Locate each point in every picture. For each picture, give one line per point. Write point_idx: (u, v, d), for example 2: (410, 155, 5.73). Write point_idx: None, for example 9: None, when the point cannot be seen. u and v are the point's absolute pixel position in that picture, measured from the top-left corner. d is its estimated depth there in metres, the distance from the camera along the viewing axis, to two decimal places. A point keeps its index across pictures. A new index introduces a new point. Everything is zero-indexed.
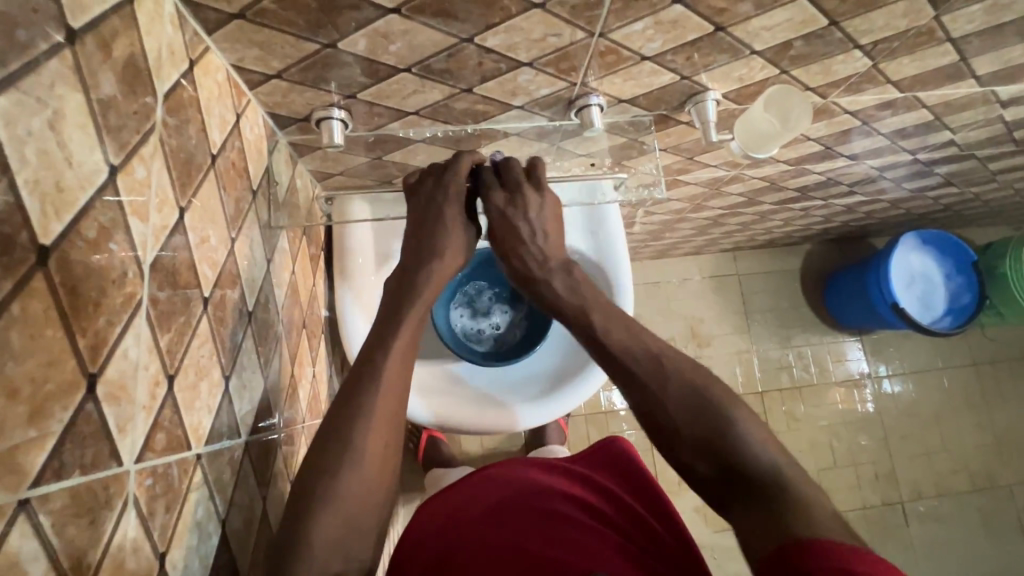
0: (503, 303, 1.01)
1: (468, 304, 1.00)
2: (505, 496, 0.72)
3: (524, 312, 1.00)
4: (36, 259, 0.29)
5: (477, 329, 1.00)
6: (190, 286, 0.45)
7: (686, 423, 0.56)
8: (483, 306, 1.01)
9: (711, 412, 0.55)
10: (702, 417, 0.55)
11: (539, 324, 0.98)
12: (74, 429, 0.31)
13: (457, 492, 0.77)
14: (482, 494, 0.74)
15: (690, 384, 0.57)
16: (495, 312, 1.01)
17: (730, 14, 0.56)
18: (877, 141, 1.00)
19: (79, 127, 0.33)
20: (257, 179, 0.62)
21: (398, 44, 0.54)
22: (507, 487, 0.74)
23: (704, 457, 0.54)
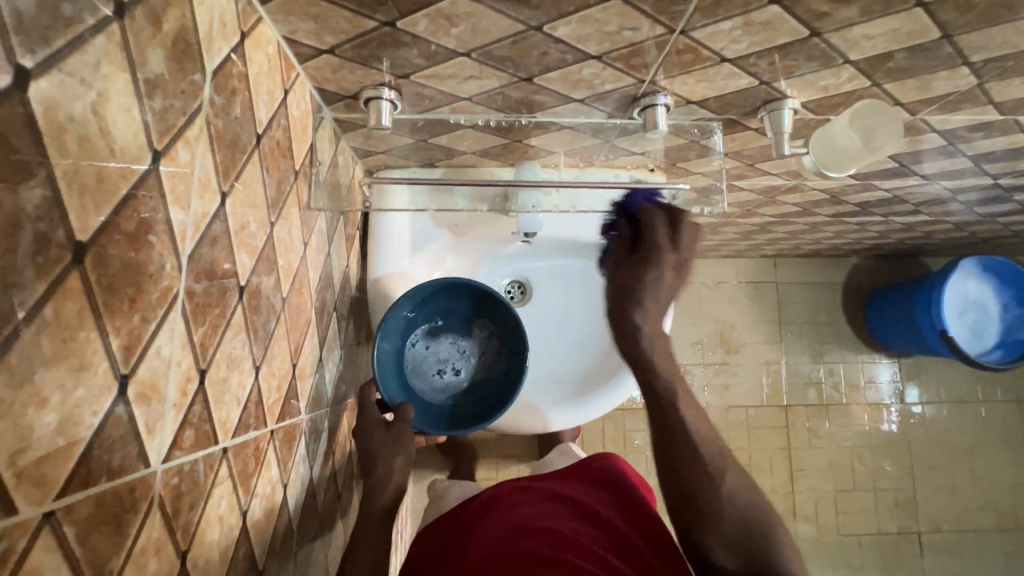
0: (471, 342, 0.96)
1: (433, 338, 0.94)
2: (492, 543, 0.65)
3: (497, 360, 0.95)
4: (72, 257, 0.27)
5: (436, 367, 0.94)
6: (227, 276, 0.43)
7: (720, 507, 0.56)
8: (449, 344, 0.95)
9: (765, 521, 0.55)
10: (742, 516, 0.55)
11: (513, 371, 0.92)
12: (103, 434, 0.29)
13: (444, 553, 0.69)
14: (471, 546, 0.66)
15: (740, 484, 0.57)
16: (461, 349, 0.95)
17: (831, 19, 0.50)
18: (958, 163, 0.92)
19: (124, 110, 0.30)
20: (301, 158, 0.60)
21: (460, 28, 0.50)
22: (494, 532, 0.67)
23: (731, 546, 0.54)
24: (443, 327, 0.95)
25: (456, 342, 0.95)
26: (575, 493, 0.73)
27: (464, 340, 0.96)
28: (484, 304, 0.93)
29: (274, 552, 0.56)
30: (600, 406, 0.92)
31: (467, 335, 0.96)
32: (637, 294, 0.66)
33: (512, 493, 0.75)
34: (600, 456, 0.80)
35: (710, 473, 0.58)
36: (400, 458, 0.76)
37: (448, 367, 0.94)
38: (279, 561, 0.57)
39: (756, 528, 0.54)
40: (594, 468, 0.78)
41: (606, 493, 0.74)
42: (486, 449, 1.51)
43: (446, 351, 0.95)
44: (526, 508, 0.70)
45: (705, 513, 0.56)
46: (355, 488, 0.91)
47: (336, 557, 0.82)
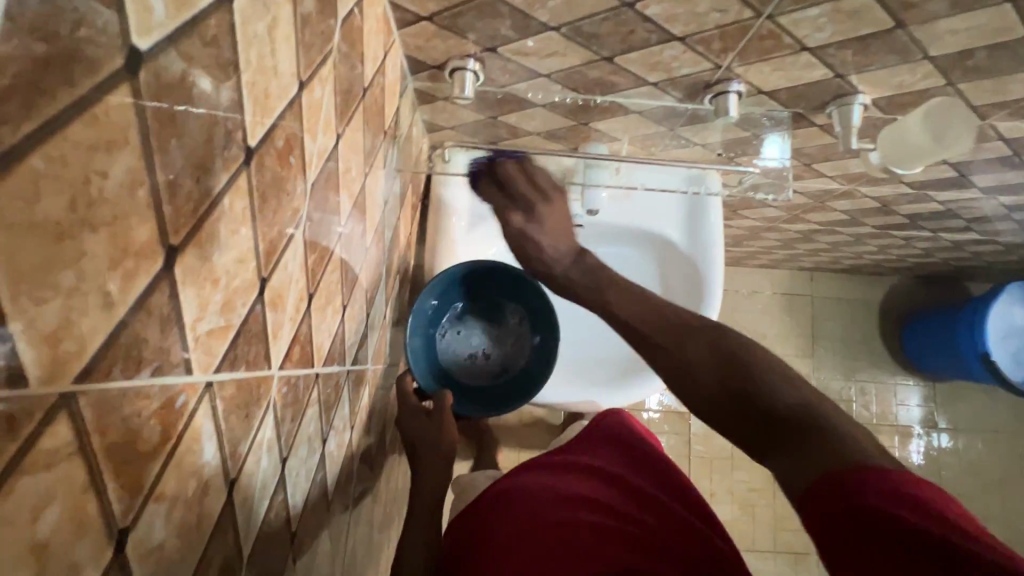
0: (502, 327, 0.97)
1: (463, 325, 0.95)
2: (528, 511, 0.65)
3: (527, 345, 0.96)
4: (243, 159, 0.30)
5: (469, 354, 0.95)
6: (333, 212, 0.46)
7: (695, 370, 0.46)
8: (479, 331, 0.96)
9: (740, 352, 0.44)
10: (723, 365, 0.44)
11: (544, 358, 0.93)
12: (247, 325, 0.32)
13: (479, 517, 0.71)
14: (504, 509, 0.68)
15: (708, 336, 0.47)
16: (492, 333, 0.96)
17: (919, 11, 0.52)
18: (1018, 177, 0.92)
19: (286, 39, 0.33)
20: (389, 120, 0.63)
21: (558, 1, 0.53)
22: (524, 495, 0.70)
23: (725, 403, 0.43)
24: (471, 314, 0.95)
25: (487, 328, 0.96)
26: (594, 461, 0.76)
27: (494, 326, 0.96)
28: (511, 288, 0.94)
29: (338, 488, 0.59)
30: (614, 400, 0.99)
31: (497, 319, 0.97)
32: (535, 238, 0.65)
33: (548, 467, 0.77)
34: (609, 422, 0.85)
35: (672, 350, 0.48)
36: (444, 442, 0.82)
37: (481, 352, 0.95)
38: (339, 498, 0.60)
39: (742, 368, 0.43)
40: (619, 437, 0.81)
41: (617, 451, 0.79)
42: (512, 437, 1.53)
43: (477, 337, 0.95)
44: (551, 476, 0.74)
45: (692, 388, 0.45)
46: (397, 447, 0.96)
47: (379, 514, 0.85)
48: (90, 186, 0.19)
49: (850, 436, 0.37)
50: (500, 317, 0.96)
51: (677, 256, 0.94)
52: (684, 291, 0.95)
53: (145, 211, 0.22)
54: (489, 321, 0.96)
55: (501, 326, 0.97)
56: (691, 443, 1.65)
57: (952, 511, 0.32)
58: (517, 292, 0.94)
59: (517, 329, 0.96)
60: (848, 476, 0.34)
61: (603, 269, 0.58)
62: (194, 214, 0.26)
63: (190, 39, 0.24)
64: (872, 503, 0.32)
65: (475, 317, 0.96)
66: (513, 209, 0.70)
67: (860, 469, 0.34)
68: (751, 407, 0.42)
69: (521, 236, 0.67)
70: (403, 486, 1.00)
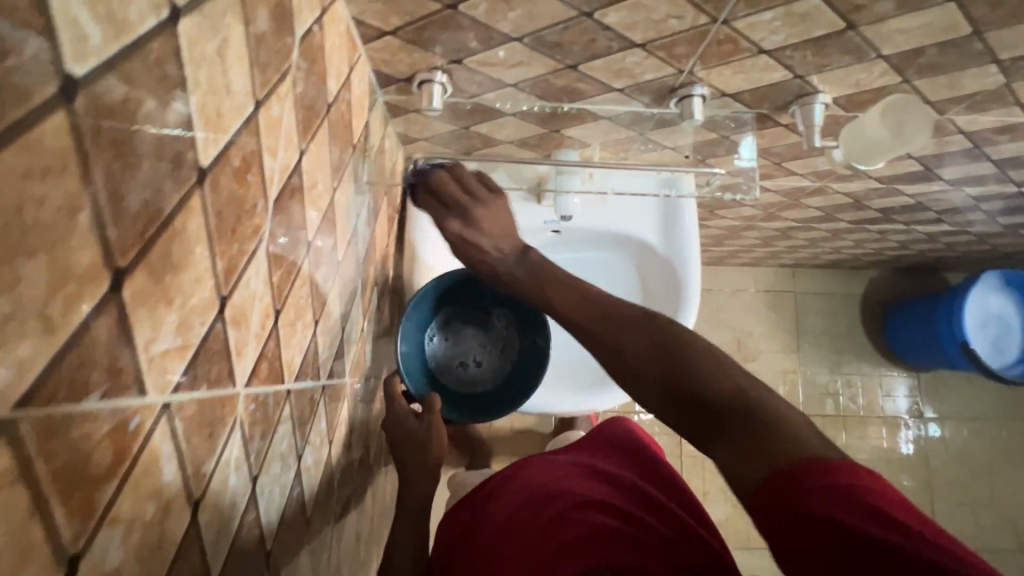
0: (489, 332, 0.98)
1: (450, 333, 0.96)
2: (520, 513, 0.67)
3: (516, 350, 0.97)
4: (196, 179, 0.30)
5: (457, 361, 0.96)
6: (299, 227, 0.46)
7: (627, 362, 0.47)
8: (467, 338, 0.97)
9: (671, 342, 0.46)
10: (662, 356, 0.45)
11: (532, 362, 0.95)
12: (207, 344, 0.32)
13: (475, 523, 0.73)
14: (502, 506, 0.71)
15: (639, 327, 0.48)
16: (481, 339, 0.97)
17: (868, 12, 0.53)
18: (982, 168, 0.94)
19: (239, 58, 0.34)
20: (358, 134, 0.63)
21: (518, 12, 0.54)
22: (524, 491, 0.72)
23: (667, 394, 0.44)
24: (458, 321, 0.96)
25: (475, 335, 0.97)
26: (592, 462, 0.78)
27: (481, 331, 0.97)
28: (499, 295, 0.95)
29: (318, 505, 0.58)
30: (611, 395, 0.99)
31: (484, 324, 0.98)
32: (477, 242, 0.63)
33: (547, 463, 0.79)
34: (608, 424, 0.88)
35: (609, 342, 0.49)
36: (433, 448, 0.80)
37: (469, 359, 0.96)
38: (319, 515, 0.59)
39: (681, 358, 0.44)
40: (616, 438, 0.84)
41: (624, 458, 0.79)
42: (503, 446, 1.53)
43: (465, 344, 0.96)
44: (551, 469, 0.76)
45: (636, 380, 0.46)
46: (384, 461, 0.95)
47: (365, 530, 0.84)
48: (24, 213, 0.19)
49: (784, 427, 0.38)
50: (486, 323, 0.98)
51: (655, 258, 0.95)
52: (662, 293, 0.96)
53: (87, 234, 0.22)
54: (476, 327, 0.97)
55: (488, 332, 0.97)
56: (682, 443, 1.66)
57: (910, 517, 0.32)
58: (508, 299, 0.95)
59: (505, 335, 0.97)
60: (803, 474, 0.35)
61: (546, 266, 0.58)
62: (143, 235, 0.26)
63: (131, 63, 0.24)
64: (826, 510, 0.33)
65: (463, 324, 0.97)
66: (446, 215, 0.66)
67: (810, 466, 0.35)
68: (686, 397, 0.43)
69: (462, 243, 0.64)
70: (389, 500, 0.98)
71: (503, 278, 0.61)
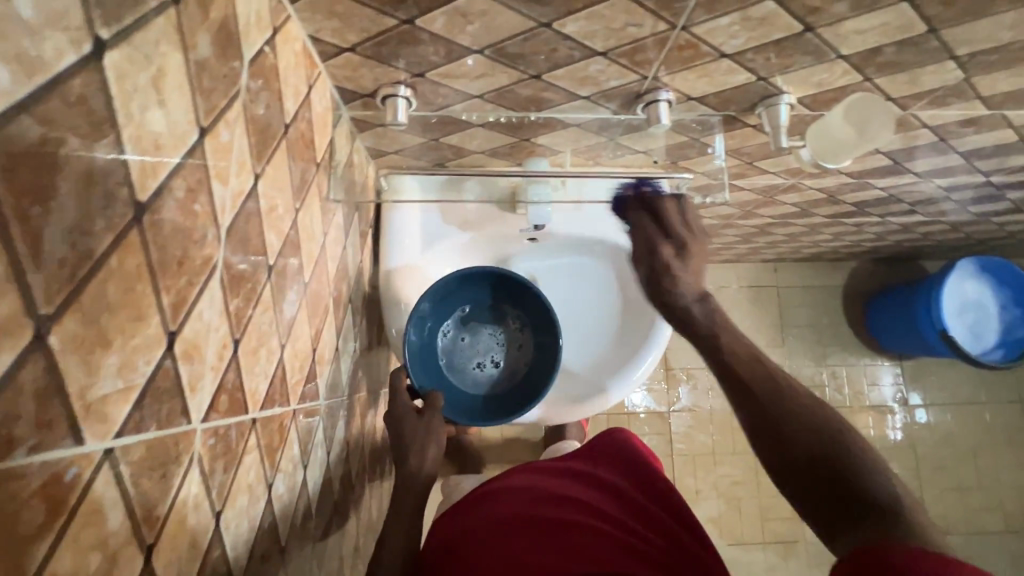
0: (505, 332, 0.99)
1: (466, 330, 0.98)
2: (520, 524, 0.66)
3: (529, 352, 0.98)
4: (133, 215, 0.29)
5: (471, 360, 0.97)
6: (259, 252, 0.45)
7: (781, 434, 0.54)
8: (484, 337, 0.98)
9: (832, 437, 0.52)
10: (819, 449, 0.51)
11: (545, 363, 0.95)
12: (154, 383, 0.31)
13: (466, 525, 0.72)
14: (498, 507, 0.72)
15: (814, 412, 0.54)
16: (497, 338, 0.98)
17: (824, 14, 0.54)
18: (950, 160, 0.95)
19: (178, 87, 0.33)
20: (321, 152, 0.62)
21: (476, 25, 0.53)
22: (520, 496, 0.73)
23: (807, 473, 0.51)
24: (475, 319, 0.98)
25: (490, 334, 0.99)
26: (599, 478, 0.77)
27: (498, 331, 0.99)
28: (518, 295, 0.96)
29: (295, 532, 0.57)
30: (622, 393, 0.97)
31: (500, 324, 0.99)
32: (681, 276, 0.75)
33: (552, 475, 0.78)
34: (604, 435, 0.85)
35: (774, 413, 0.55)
36: (433, 447, 0.81)
37: (483, 360, 0.98)
38: (297, 542, 0.58)
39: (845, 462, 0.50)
40: (616, 447, 0.82)
41: (623, 467, 0.79)
42: (493, 454, 1.52)
43: (480, 343, 0.98)
44: (553, 480, 0.77)
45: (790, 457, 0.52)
46: (369, 480, 0.93)
47: (350, 552, 0.83)
48: None
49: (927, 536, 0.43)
50: (504, 323, 0.99)
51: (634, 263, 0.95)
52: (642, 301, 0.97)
53: (3, 285, 0.21)
54: (493, 326, 0.98)
55: (505, 332, 0.99)
56: (672, 442, 1.66)
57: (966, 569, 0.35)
58: (522, 299, 0.97)
59: (520, 336, 0.99)
60: (909, 560, 0.37)
61: (722, 315, 0.68)
62: (71, 279, 0.25)
63: (48, 103, 0.23)
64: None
65: (479, 323, 0.99)
66: (662, 242, 0.80)
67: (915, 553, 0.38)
68: (833, 488, 0.49)
69: (666, 271, 0.76)
70: (375, 519, 0.97)
71: (680, 312, 0.72)
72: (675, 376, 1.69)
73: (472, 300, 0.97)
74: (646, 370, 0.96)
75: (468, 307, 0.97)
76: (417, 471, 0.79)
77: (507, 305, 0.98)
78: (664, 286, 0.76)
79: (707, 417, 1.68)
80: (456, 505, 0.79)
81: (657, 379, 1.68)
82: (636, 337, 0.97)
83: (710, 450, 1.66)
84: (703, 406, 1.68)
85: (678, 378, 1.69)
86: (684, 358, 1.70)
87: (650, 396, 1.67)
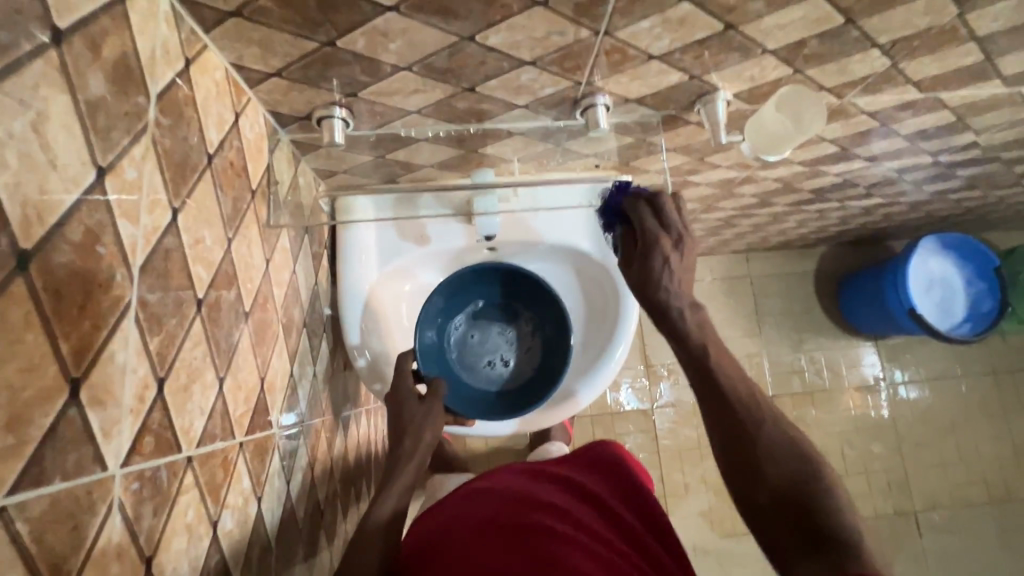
0: (517, 333, 0.99)
1: (476, 326, 0.98)
2: (502, 531, 0.65)
3: (537, 355, 0.97)
4: (16, 265, 0.28)
5: (480, 358, 0.97)
6: (183, 287, 0.45)
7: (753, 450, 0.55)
8: (494, 335, 0.98)
9: (807, 462, 0.53)
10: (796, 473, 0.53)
11: (556, 362, 0.94)
12: (56, 434, 0.31)
13: (444, 530, 0.70)
14: (470, 516, 0.70)
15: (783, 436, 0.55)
16: (508, 338, 0.98)
17: (741, 12, 0.54)
18: (897, 143, 0.97)
19: (66, 130, 0.32)
20: (257, 178, 0.62)
21: (398, 43, 0.53)
22: (490, 503, 0.72)
23: (772, 496, 0.52)
24: (487, 317, 0.98)
25: (501, 334, 0.98)
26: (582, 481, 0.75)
27: (509, 330, 0.99)
28: (529, 292, 0.97)
29: (251, 567, 0.56)
30: (584, 399, 0.96)
31: (512, 323, 0.99)
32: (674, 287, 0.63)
33: (536, 480, 0.77)
34: (593, 442, 0.84)
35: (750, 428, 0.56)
36: (428, 431, 0.78)
37: (493, 358, 0.97)
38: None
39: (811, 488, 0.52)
40: (594, 454, 0.81)
41: (601, 471, 0.78)
42: (478, 465, 1.51)
43: (490, 341, 0.98)
44: (535, 485, 0.75)
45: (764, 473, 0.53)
46: (342, 504, 0.92)
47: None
48: None
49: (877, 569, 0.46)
50: (516, 323, 0.99)
51: (594, 266, 0.96)
52: (603, 306, 0.98)
53: None
54: (504, 325, 0.98)
55: (516, 332, 0.99)
56: (658, 439, 1.66)
57: None
58: (532, 297, 0.97)
59: (529, 339, 0.98)
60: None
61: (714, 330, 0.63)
62: None
63: None
64: None
65: (491, 321, 0.99)
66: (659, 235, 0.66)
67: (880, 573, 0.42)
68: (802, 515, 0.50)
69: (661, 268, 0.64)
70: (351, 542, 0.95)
71: (676, 317, 0.63)
72: (656, 372, 1.69)
73: (484, 296, 0.97)
74: (609, 373, 0.96)
75: (479, 305, 0.97)
76: (413, 451, 0.76)
77: (517, 304, 0.98)
78: (652, 293, 0.64)
79: (690, 411, 1.68)
80: (439, 508, 0.76)
81: (638, 377, 1.68)
82: (597, 341, 0.98)
83: (695, 444, 1.66)
84: (686, 400, 1.68)
85: (659, 373, 1.69)
86: (664, 354, 1.70)
87: (633, 394, 1.67)
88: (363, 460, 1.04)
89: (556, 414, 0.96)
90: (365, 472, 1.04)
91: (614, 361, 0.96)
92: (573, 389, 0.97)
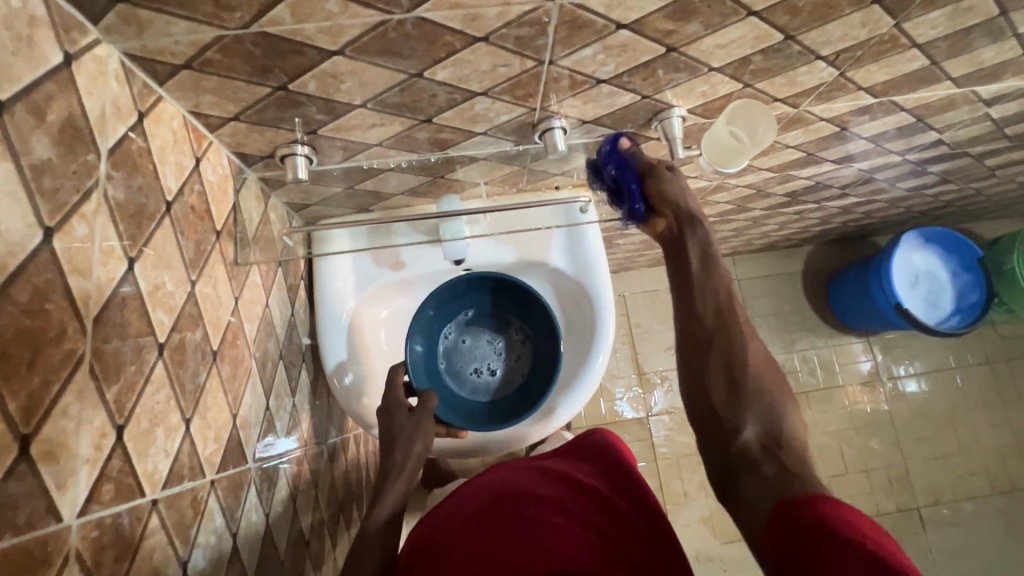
0: (506, 342, 0.99)
1: (466, 334, 0.97)
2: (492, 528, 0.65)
3: (526, 364, 0.97)
4: None
5: (468, 365, 0.97)
6: (144, 333, 0.46)
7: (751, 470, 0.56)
8: (485, 343, 0.98)
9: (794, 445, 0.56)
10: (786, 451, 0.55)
11: (543, 375, 0.94)
12: (5, 491, 0.32)
13: (443, 521, 0.72)
14: (466, 510, 0.71)
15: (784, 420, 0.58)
16: (497, 347, 0.98)
17: (680, 35, 0.56)
18: (862, 145, 0.98)
19: (8, 196, 0.34)
20: (222, 219, 0.63)
21: (349, 83, 0.55)
22: (478, 495, 0.74)
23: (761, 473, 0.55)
24: (476, 325, 0.98)
25: (491, 342, 0.98)
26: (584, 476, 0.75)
27: (498, 339, 0.98)
28: (517, 302, 0.96)
29: None
30: (571, 408, 0.96)
31: (501, 332, 0.98)
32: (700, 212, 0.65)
33: (537, 471, 0.77)
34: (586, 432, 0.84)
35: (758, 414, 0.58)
36: (418, 443, 0.77)
37: (481, 367, 0.97)
38: None
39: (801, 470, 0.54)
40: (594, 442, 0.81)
41: (601, 468, 0.77)
42: None
43: (479, 350, 0.97)
44: (535, 478, 0.75)
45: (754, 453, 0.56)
46: (329, 531, 0.91)
47: None
48: None
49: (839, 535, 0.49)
50: (505, 332, 0.99)
51: (573, 278, 0.96)
52: (585, 316, 0.98)
53: None
54: (494, 334, 0.98)
55: (506, 341, 0.99)
56: (655, 447, 1.66)
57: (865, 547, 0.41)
58: (518, 305, 0.96)
59: (519, 349, 0.98)
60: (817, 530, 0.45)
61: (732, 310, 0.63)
62: None
63: None
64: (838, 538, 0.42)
65: (480, 329, 0.98)
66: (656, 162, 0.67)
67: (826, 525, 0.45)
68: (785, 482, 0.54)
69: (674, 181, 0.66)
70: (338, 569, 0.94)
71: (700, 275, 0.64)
72: (649, 379, 1.69)
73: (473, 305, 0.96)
74: (594, 382, 0.96)
75: (469, 313, 0.96)
76: (404, 464, 0.75)
77: (505, 312, 0.98)
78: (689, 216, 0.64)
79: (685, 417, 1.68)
80: (444, 501, 0.76)
81: (631, 386, 1.69)
82: (581, 351, 0.98)
83: (693, 450, 1.66)
84: (680, 407, 1.68)
85: (652, 381, 1.69)
86: (656, 362, 1.70)
87: (627, 403, 1.68)
88: (351, 485, 1.04)
89: (544, 424, 0.95)
90: (353, 497, 1.05)
91: (597, 370, 0.96)
92: (561, 399, 0.96)
